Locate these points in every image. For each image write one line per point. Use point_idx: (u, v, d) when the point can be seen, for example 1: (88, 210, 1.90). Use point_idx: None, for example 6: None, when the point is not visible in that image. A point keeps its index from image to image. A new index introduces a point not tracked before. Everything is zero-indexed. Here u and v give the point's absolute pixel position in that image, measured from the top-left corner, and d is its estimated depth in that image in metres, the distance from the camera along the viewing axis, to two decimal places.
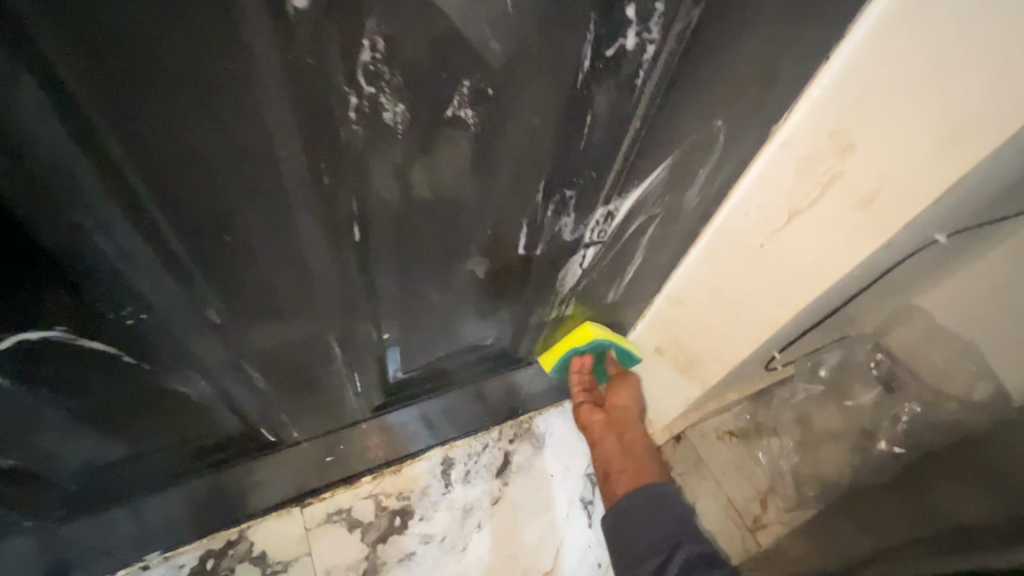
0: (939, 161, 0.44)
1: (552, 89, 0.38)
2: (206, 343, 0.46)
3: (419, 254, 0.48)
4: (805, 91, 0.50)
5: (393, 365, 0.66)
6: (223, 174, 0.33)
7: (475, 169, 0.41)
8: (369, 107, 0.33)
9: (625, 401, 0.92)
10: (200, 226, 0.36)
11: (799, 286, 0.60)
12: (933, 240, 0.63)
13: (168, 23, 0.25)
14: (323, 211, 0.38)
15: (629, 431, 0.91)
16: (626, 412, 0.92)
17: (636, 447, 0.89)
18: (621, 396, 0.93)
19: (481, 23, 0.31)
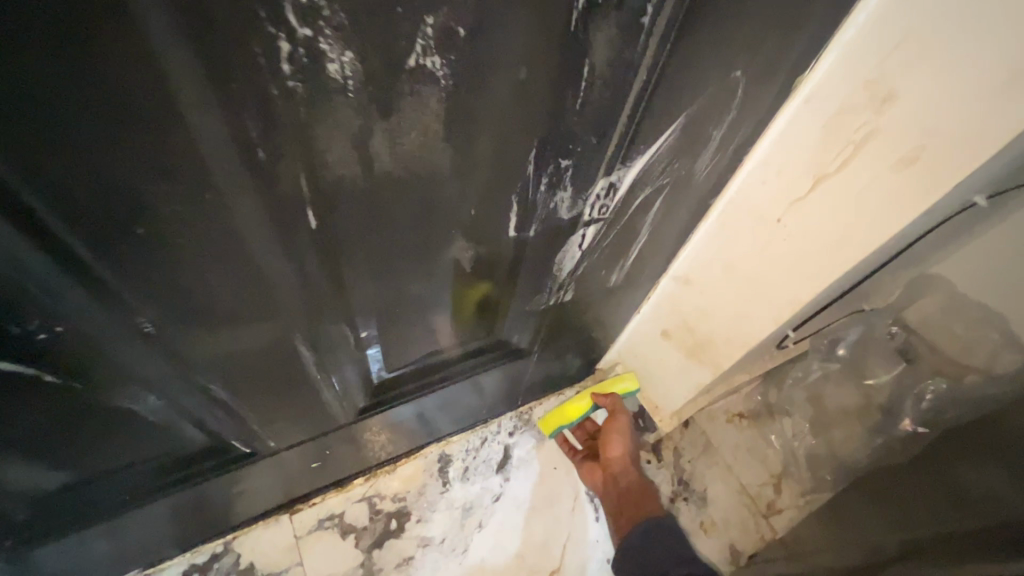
0: (1000, 106, 0.38)
1: (541, 33, 0.31)
2: (148, 354, 0.40)
3: (392, 242, 0.41)
4: (834, 35, 0.43)
5: (376, 365, 0.60)
6: (121, 153, 0.26)
7: (452, 139, 0.34)
8: (306, 55, 0.25)
9: (618, 444, 0.89)
10: (105, 219, 0.29)
11: (826, 260, 0.54)
12: (972, 202, 0.56)
13: None
14: (268, 194, 0.32)
15: (629, 481, 0.87)
16: (623, 467, 0.88)
17: (636, 492, 0.85)
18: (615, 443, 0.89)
19: None
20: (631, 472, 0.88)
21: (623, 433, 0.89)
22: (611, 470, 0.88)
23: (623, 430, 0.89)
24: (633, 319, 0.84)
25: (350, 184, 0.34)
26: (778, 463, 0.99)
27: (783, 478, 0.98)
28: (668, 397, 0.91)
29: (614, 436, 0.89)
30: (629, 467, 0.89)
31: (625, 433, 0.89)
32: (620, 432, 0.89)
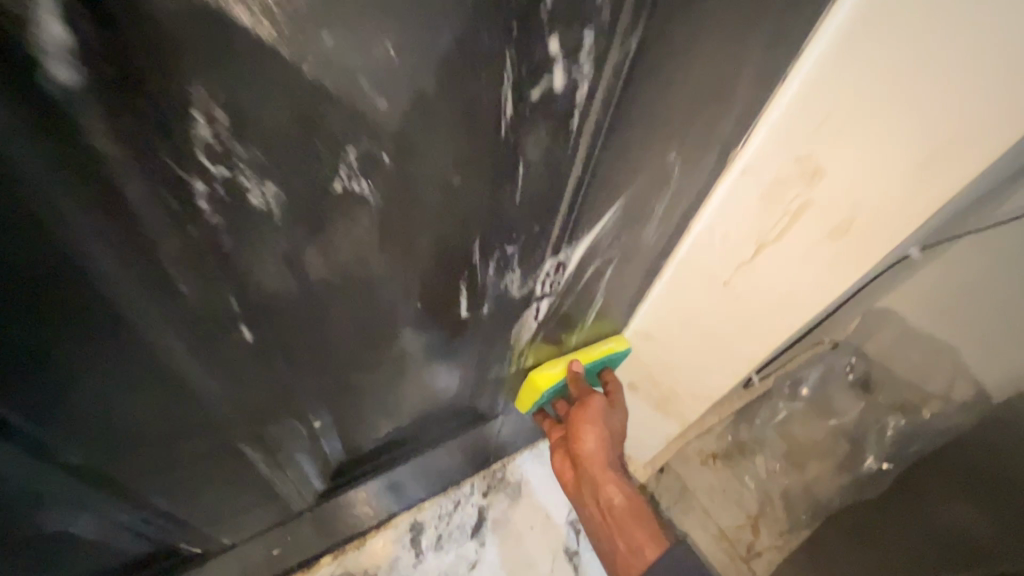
0: (918, 183, 0.39)
1: (471, 145, 0.31)
2: (75, 482, 0.36)
3: (335, 338, 0.40)
4: (763, 113, 0.45)
5: (333, 449, 0.57)
6: (24, 310, 0.24)
7: (389, 245, 0.34)
8: (227, 193, 0.25)
9: (594, 441, 0.67)
10: (12, 371, 0.26)
11: (776, 320, 0.55)
12: (907, 253, 0.58)
13: None
14: (191, 318, 0.30)
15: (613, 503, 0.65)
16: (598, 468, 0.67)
17: (626, 512, 0.64)
18: (590, 435, 0.67)
19: (360, 80, 0.24)
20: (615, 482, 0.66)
21: (596, 422, 0.67)
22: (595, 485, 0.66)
23: (598, 416, 0.66)
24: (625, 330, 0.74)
25: (283, 296, 0.33)
26: (754, 504, 0.98)
27: (760, 519, 0.97)
28: (640, 447, 0.90)
29: (584, 426, 0.66)
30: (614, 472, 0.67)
31: (602, 424, 0.67)
32: (596, 423, 0.67)
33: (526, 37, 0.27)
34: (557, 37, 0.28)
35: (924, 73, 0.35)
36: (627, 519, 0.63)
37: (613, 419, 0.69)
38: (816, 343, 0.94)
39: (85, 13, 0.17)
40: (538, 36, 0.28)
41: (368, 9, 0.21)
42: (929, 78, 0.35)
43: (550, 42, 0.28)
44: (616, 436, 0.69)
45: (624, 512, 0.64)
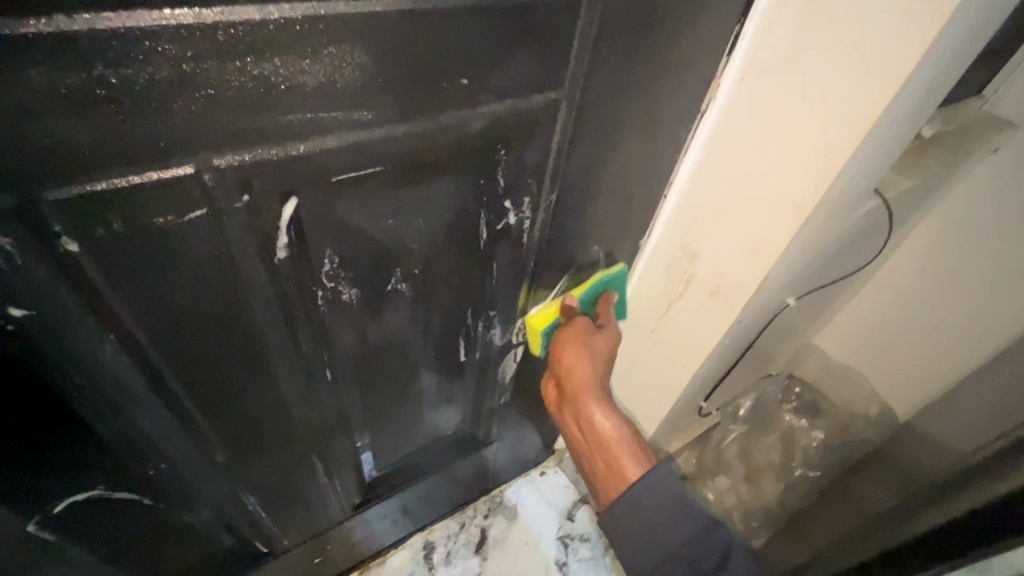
0: (753, 260, 0.62)
1: (463, 256, 0.53)
2: (213, 477, 0.55)
3: (377, 377, 0.60)
4: (657, 217, 0.68)
5: (369, 466, 0.76)
6: (226, 364, 0.44)
7: (414, 315, 0.56)
8: (332, 295, 0.46)
9: (577, 364, 0.67)
10: (210, 398, 0.46)
11: (689, 357, 0.76)
12: (786, 303, 0.79)
13: (196, 286, 0.37)
14: (301, 368, 0.50)
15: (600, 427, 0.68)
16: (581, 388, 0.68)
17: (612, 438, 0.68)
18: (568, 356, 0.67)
19: (403, 235, 0.46)
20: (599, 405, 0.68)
21: (578, 346, 0.66)
22: (578, 405, 0.69)
23: (578, 341, 0.66)
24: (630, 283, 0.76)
25: (350, 351, 0.54)
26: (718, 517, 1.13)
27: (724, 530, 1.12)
28: None
29: (563, 348, 0.66)
30: (600, 393, 0.69)
31: (586, 349, 0.66)
32: (581, 348, 0.66)
33: (490, 202, 0.50)
34: (509, 199, 0.51)
35: (742, 195, 0.59)
36: (616, 448, 0.67)
37: (600, 343, 0.68)
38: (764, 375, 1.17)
39: (292, 229, 0.39)
40: (498, 200, 0.50)
41: (409, 206, 0.44)
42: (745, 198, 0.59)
43: (505, 202, 0.51)
44: (605, 356, 0.69)
45: (615, 444, 0.67)
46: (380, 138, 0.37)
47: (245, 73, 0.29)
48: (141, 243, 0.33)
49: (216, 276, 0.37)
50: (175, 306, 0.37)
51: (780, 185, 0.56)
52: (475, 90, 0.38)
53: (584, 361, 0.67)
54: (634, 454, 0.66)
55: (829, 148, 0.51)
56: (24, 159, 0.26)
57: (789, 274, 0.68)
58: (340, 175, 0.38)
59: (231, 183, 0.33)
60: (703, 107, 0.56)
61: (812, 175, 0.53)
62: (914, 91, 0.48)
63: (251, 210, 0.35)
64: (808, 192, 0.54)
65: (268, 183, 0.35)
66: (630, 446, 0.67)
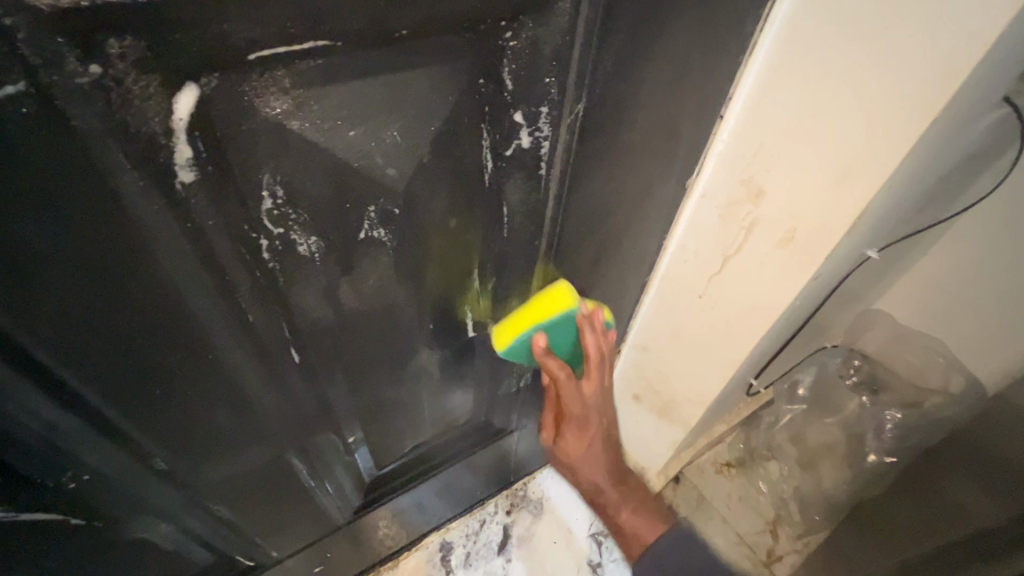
0: (841, 195, 0.47)
1: (461, 192, 0.40)
2: (160, 487, 0.44)
3: (363, 358, 0.48)
4: (709, 147, 0.54)
5: (366, 464, 0.64)
6: (137, 340, 0.32)
7: (402, 275, 0.43)
8: (282, 245, 0.34)
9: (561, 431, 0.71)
10: (127, 388, 0.34)
11: (749, 324, 0.62)
12: (866, 257, 0.64)
13: (54, 221, 0.25)
14: (255, 344, 0.38)
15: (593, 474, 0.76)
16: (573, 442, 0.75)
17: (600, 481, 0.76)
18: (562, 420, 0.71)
19: (374, 158, 0.33)
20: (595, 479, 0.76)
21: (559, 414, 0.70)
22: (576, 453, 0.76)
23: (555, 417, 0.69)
24: (673, 234, 0.63)
25: (322, 323, 0.41)
26: (770, 509, 1.02)
27: (778, 523, 1.01)
28: (648, 453, 0.94)
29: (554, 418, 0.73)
30: (594, 471, 0.76)
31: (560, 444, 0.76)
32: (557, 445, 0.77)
33: (495, 112, 0.37)
34: (520, 110, 0.38)
35: (828, 106, 0.44)
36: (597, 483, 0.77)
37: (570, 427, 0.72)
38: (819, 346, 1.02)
39: (199, 136, 0.26)
40: (505, 111, 0.37)
41: (380, 110, 0.31)
42: (833, 110, 0.44)
43: (515, 114, 0.38)
44: (581, 447, 0.74)
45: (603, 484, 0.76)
46: None
47: None
48: None
49: (84, 205, 0.25)
50: (25, 254, 0.25)
51: (886, 87, 0.40)
52: None
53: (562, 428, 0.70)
54: (635, 513, 0.74)
55: (976, 12, 0.35)
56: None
57: (882, 211, 0.53)
58: (261, 52, 0.25)
59: (64, 41, 0.20)
60: None
61: (940, 63, 0.37)
62: None
63: (116, 93, 0.23)
64: (932, 89, 0.38)
65: (138, 49, 0.22)
66: (629, 504, 0.75)
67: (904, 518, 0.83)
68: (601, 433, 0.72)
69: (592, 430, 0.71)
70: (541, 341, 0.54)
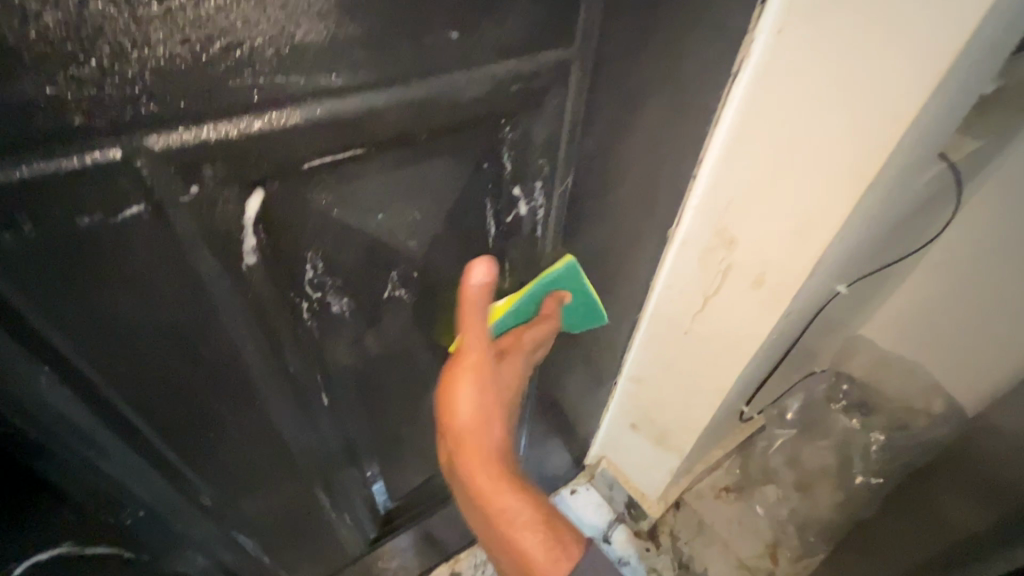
0: (801, 245, 0.53)
1: (470, 254, 0.47)
2: (202, 522, 0.48)
3: (382, 398, 0.54)
4: (686, 203, 0.60)
5: (382, 497, 0.69)
6: (198, 393, 0.38)
7: (419, 325, 0.49)
8: (320, 306, 0.40)
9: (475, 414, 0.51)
10: (185, 434, 0.40)
11: (732, 358, 0.67)
12: (837, 291, 0.70)
13: (147, 301, 0.31)
14: (291, 391, 0.44)
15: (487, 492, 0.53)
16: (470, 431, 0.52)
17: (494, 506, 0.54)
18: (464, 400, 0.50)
19: (398, 233, 0.40)
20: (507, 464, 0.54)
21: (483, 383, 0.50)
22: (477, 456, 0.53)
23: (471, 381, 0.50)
24: (659, 276, 0.69)
25: (348, 369, 0.47)
26: (770, 533, 1.04)
27: (777, 546, 1.03)
28: (652, 483, 0.98)
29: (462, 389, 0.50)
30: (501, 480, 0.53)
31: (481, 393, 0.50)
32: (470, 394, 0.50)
33: (496, 189, 0.43)
34: (518, 185, 0.44)
35: (784, 170, 0.51)
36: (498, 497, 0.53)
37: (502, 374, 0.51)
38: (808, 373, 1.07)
39: (260, 227, 0.33)
40: (505, 186, 0.44)
41: (403, 196, 0.38)
42: (788, 174, 0.51)
43: (513, 189, 0.44)
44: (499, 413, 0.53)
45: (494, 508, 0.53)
46: (359, 109, 0.31)
47: (170, 19, 0.23)
48: (69, 251, 0.27)
49: (171, 288, 0.31)
50: (123, 328, 0.31)
51: (829, 156, 0.47)
52: (468, 47, 0.32)
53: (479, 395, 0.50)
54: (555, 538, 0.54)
55: (892, 101, 0.42)
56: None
57: (844, 256, 0.59)
58: (313, 162, 0.32)
59: (171, 170, 0.27)
60: (736, 68, 0.48)
61: (872, 135, 0.44)
62: (990, 27, 0.40)
63: (204, 205, 0.29)
64: (868, 156, 0.45)
65: (225, 170, 0.29)
66: (540, 531, 0.54)
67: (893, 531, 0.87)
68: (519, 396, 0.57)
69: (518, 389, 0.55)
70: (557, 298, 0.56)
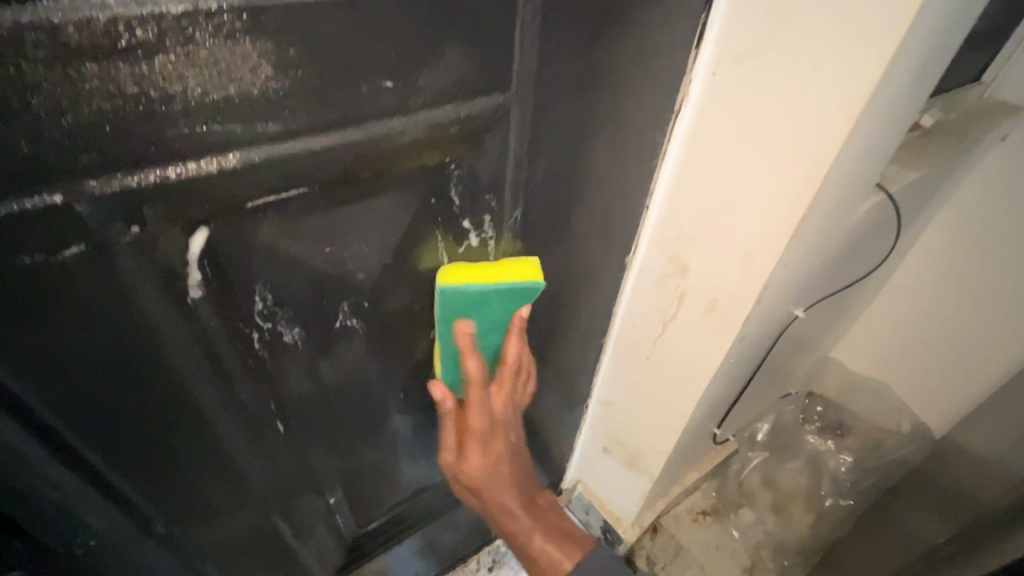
0: (746, 272, 0.56)
1: (423, 283, 0.48)
2: (157, 552, 0.48)
3: (342, 424, 0.55)
4: (641, 232, 0.63)
5: (348, 523, 0.69)
6: (148, 423, 0.39)
7: (375, 352, 0.51)
8: (271, 336, 0.41)
9: (476, 458, 0.57)
10: (136, 463, 0.41)
11: (691, 381, 0.69)
12: (793, 315, 0.73)
13: (93, 334, 0.32)
14: (246, 419, 0.45)
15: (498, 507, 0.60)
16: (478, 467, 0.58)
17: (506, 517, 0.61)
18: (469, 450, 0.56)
19: (348, 264, 0.42)
20: (507, 505, 0.60)
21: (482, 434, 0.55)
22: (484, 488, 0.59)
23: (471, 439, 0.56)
24: (620, 301, 0.71)
25: (305, 395, 0.48)
26: (746, 556, 1.04)
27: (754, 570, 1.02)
28: (626, 507, 0.98)
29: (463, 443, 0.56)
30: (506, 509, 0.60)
31: (460, 472, 0.58)
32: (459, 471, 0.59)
33: (446, 222, 0.45)
34: (467, 218, 0.46)
35: (727, 202, 0.54)
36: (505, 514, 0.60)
37: (470, 457, 0.57)
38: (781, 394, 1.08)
39: (206, 263, 0.34)
40: (454, 219, 0.46)
41: (350, 230, 0.40)
42: (731, 206, 0.53)
43: (463, 222, 0.46)
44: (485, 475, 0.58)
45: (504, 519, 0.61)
46: (299, 152, 0.33)
47: (108, 78, 0.25)
48: (16, 292, 0.28)
49: (117, 321, 0.33)
50: (70, 360, 0.32)
51: (766, 189, 0.50)
52: (405, 94, 0.34)
53: (480, 445, 0.56)
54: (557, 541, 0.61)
55: (817, 139, 0.45)
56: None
57: (792, 282, 0.62)
58: (256, 201, 0.33)
59: (113, 211, 0.28)
60: (677, 106, 0.51)
61: (801, 171, 0.47)
62: (902, 74, 0.43)
63: (148, 243, 0.31)
64: (799, 190, 0.48)
65: (169, 211, 0.30)
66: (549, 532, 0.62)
67: (866, 549, 0.91)
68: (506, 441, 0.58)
69: (495, 451, 0.57)
70: (467, 330, 0.49)
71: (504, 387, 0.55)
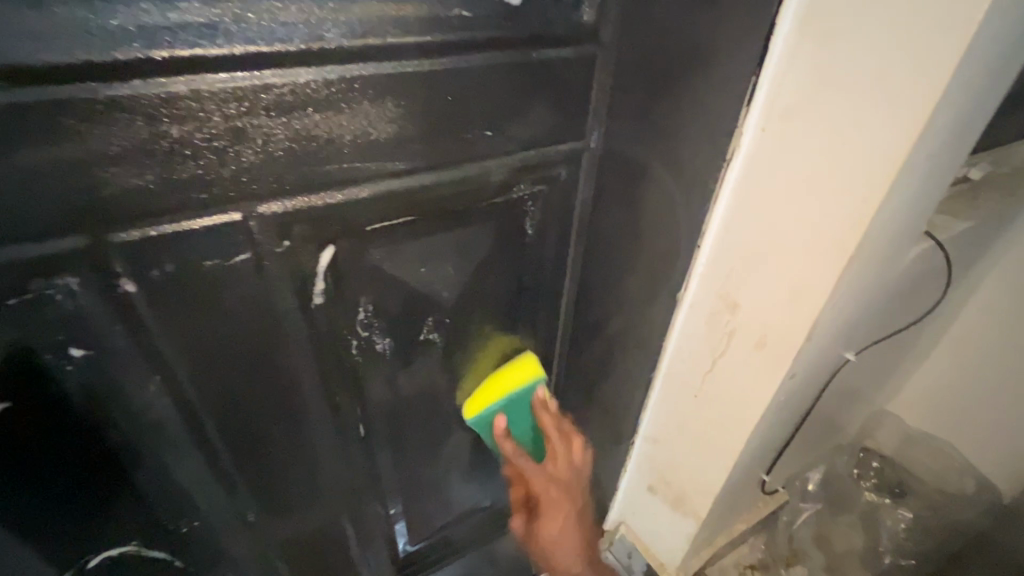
0: (796, 310, 0.58)
1: (494, 305, 0.54)
2: (241, 539, 0.53)
3: (410, 434, 0.59)
4: (691, 270, 0.66)
5: (401, 538, 0.72)
6: (259, 413, 0.45)
7: (446, 367, 0.56)
8: (366, 343, 0.47)
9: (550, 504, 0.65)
10: (244, 450, 0.46)
11: (741, 418, 0.70)
12: (844, 358, 0.74)
13: (236, 329, 0.39)
14: (335, 419, 0.50)
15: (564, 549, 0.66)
16: (551, 516, 0.65)
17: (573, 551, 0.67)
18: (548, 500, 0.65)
19: (435, 284, 0.48)
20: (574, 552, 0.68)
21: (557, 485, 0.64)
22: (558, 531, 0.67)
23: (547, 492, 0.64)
24: (670, 336, 0.73)
25: (384, 402, 0.54)
26: None
27: None
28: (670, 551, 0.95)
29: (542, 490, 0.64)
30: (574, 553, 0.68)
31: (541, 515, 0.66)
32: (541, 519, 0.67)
33: (519, 252, 0.51)
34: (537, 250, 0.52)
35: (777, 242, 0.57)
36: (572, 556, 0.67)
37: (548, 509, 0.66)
38: (834, 446, 1.05)
39: (328, 274, 0.41)
40: (526, 251, 0.52)
41: (440, 254, 0.46)
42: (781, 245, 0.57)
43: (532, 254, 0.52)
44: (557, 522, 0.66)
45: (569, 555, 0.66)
46: (412, 185, 0.40)
47: (291, 126, 0.33)
48: (190, 287, 0.35)
49: (254, 319, 0.39)
50: (216, 350, 0.39)
51: (815, 231, 0.54)
52: (499, 140, 0.41)
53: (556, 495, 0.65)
54: None
55: (863, 185, 0.48)
56: (85, 203, 0.29)
57: (842, 323, 0.64)
58: (374, 225, 0.40)
59: (271, 228, 0.36)
60: (729, 156, 0.57)
61: (849, 214, 0.50)
62: (944, 128, 0.47)
63: (291, 255, 0.38)
64: (847, 232, 0.51)
65: (309, 231, 0.38)
66: None
67: None
68: (572, 510, 0.66)
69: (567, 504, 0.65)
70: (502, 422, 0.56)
71: (558, 456, 0.61)
